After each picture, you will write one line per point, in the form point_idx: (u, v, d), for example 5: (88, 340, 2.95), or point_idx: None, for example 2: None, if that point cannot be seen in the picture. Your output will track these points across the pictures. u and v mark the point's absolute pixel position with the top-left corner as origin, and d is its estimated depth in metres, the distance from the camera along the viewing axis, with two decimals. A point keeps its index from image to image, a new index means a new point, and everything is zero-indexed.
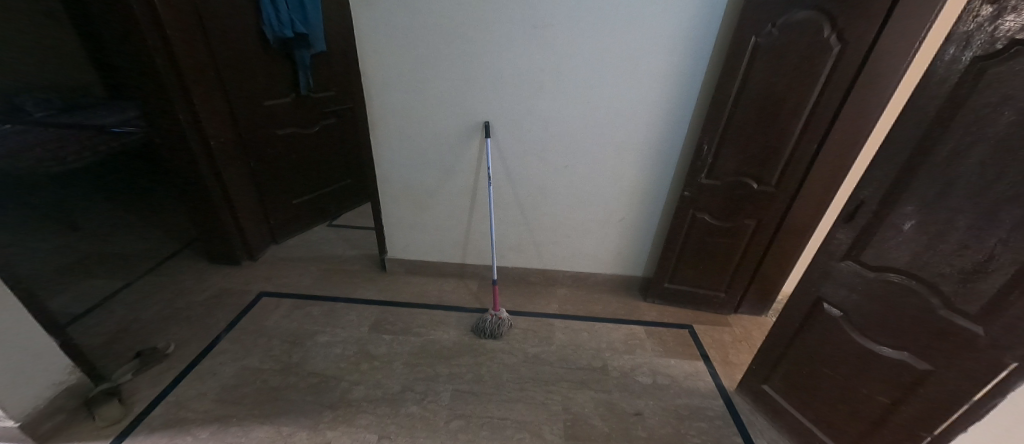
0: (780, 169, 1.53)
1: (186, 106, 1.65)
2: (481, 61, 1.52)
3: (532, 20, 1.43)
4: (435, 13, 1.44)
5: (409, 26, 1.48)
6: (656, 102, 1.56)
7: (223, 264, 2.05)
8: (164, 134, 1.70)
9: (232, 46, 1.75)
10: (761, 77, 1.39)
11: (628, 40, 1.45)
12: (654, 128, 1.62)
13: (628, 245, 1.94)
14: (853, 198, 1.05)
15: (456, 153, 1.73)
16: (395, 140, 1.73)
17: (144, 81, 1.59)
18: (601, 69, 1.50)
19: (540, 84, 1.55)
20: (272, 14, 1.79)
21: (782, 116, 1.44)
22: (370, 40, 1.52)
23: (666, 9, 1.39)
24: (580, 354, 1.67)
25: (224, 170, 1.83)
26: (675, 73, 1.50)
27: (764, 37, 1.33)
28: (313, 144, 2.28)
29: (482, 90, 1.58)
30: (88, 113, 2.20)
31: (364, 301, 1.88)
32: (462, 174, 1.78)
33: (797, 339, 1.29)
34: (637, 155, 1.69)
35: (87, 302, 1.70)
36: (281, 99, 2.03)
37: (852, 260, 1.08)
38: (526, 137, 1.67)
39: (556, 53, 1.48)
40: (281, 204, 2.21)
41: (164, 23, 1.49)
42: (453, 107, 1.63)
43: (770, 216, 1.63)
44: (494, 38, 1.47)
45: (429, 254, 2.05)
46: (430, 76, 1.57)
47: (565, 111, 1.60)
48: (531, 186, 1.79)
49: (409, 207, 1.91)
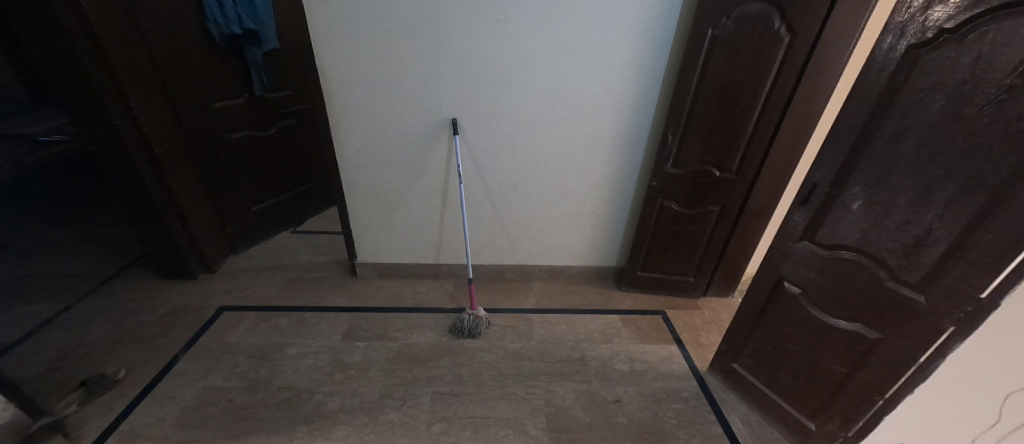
0: (740, 156, 1.60)
1: (123, 110, 1.51)
2: (444, 55, 1.48)
3: (494, 13, 1.41)
4: (394, 6, 1.39)
5: (367, 20, 1.41)
6: (621, 94, 1.58)
7: (177, 279, 1.91)
8: (99, 142, 1.55)
9: (171, 43, 1.61)
10: (719, 67, 1.44)
11: (591, 33, 1.45)
12: (620, 119, 1.64)
13: (601, 236, 1.97)
14: (808, 182, 1.11)
15: (424, 151, 1.69)
16: (359, 140, 1.66)
17: (71, 83, 1.43)
18: (566, 62, 1.50)
19: (506, 78, 1.53)
20: (215, 9, 1.68)
21: (739, 105, 1.49)
22: (325, 35, 1.44)
23: (626, 2, 1.40)
24: (559, 347, 1.68)
25: (171, 179, 1.70)
26: (638, 65, 1.53)
27: (720, 29, 1.37)
28: (271, 147, 2.15)
29: (448, 86, 1.54)
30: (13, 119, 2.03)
31: (335, 308, 1.81)
32: (431, 173, 1.74)
33: (762, 317, 1.35)
34: (605, 148, 1.71)
35: (19, 329, 1.54)
36: (233, 100, 1.90)
37: (808, 240, 1.14)
38: (495, 132, 1.65)
39: (520, 46, 1.47)
40: (238, 211, 2.08)
41: (89, 17, 1.34)
42: (419, 103, 1.58)
43: (732, 201, 1.70)
44: (457, 31, 1.44)
45: (402, 256, 1.99)
46: (392, 73, 1.51)
47: (533, 105, 1.59)
48: (503, 182, 1.78)
49: (378, 208, 1.84)
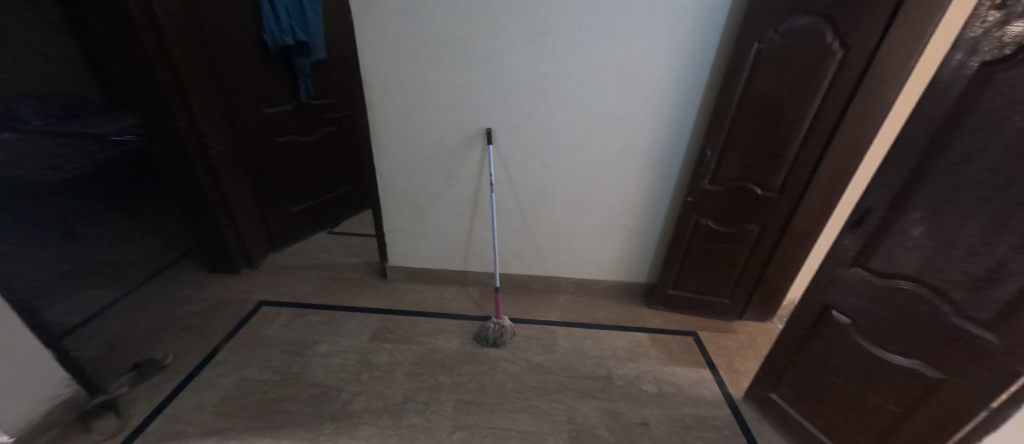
0: (784, 174, 1.53)
1: (186, 113, 1.63)
2: (482, 67, 1.52)
3: (533, 26, 1.43)
4: (437, 19, 1.44)
5: (411, 32, 1.47)
6: (658, 107, 1.56)
7: (222, 272, 2.03)
8: (163, 143, 1.68)
9: (231, 54, 1.74)
10: (763, 81, 1.39)
11: (629, 46, 1.44)
12: (657, 132, 1.61)
13: (632, 250, 1.93)
14: (861, 204, 1.04)
15: (458, 159, 1.72)
16: (396, 147, 1.72)
17: (143, 89, 1.56)
18: (603, 74, 1.50)
19: (542, 90, 1.54)
20: (271, 19, 1.80)
21: (785, 121, 1.43)
22: (370, 46, 1.51)
23: (667, 15, 1.39)
24: (584, 362, 1.64)
25: (223, 178, 1.81)
26: (678, 78, 1.50)
27: (766, 43, 1.33)
28: (313, 151, 2.26)
29: (484, 97, 1.57)
30: (89, 119, 2.20)
31: (365, 309, 1.86)
32: (463, 180, 1.77)
33: (805, 346, 1.27)
34: (639, 161, 1.68)
35: (84, 312, 1.68)
36: (282, 107, 2.02)
37: (859, 267, 1.07)
38: (528, 143, 1.66)
39: (557, 58, 1.48)
40: (280, 211, 2.19)
41: (163, 29, 1.47)
42: (455, 113, 1.62)
43: (774, 221, 1.63)
44: (496, 43, 1.47)
45: (430, 261, 2.02)
46: (431, 82, 1.56)
47: (567, 116, 1.59)
48: (533, 192, 1.78)
49: (410, 214, 1.89)
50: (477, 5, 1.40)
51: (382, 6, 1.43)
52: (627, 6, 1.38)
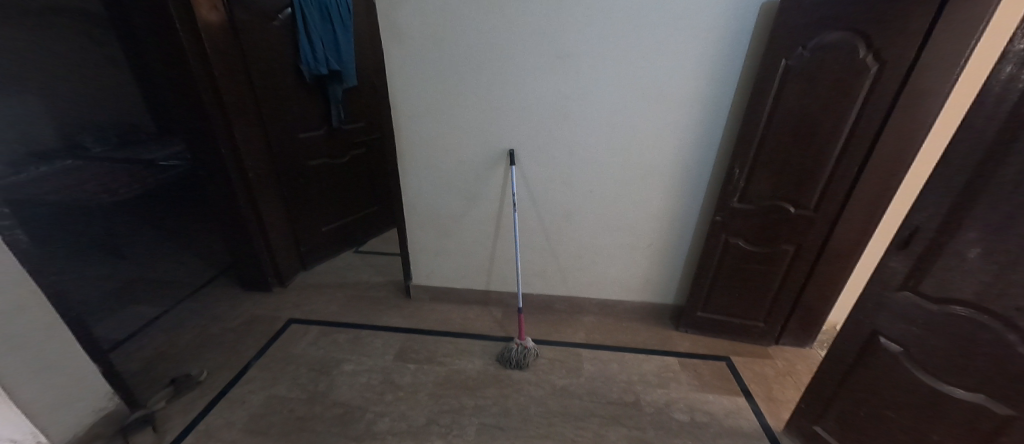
0: (819, 191, 1.47)
1: (228, 140, 1.73)
2: (506, 90, 1.56)
3: (556, 50, 1.47)
4: (463, 47, 1.50)
5: (438, 59, 1.53)
6: (684, 126, 1.55)
7: (255, 290, 2.10)
8: (207, 168, 1.79)
9: (271, 83, 1.86)
10: (792, 98, 1.36)
11: (652, 67, 1.45)
12: (682, 151, 1.59)
13: (658, 271, 1.88)
14: (907, 224, 0.99)
15: (482, 180, 1.75)
16: (422, 169, 1.76)
17: (191, 118, 1.68)
18: (626, 95, 1.51)
19: (565, 111, 1.56)
20: (308, 51, 1.92)
21: (817, 138, 1.39)
22: (399, 74, 1.58)
23: (689, 36, 1.39)
24: (610, 387, 1.59)
25: (259, 200, 1.90)
26: (702, 96, 1.49)
27: (795, 60, 1.31)
28: (343, 173, 2.36)
29: (508, 119, 1.61)
30: (141, 146, 2.44)
31: (389, 328, 1.87)
32: (486, 201, 1.79)
33: (852, 375, 1.18)
34: (664, 180, 1.66)
35: (129, 327, 1.77)
36: (315, 132, 2.13)
37: (909, 291, 1.00)
38: (551, 163, 1.68)
39: (580, 80, 1.50)
40: (311, 231, 2.27)
41: (212, 63, 1.60)
42: (479, 135, 1.65)
43: (810, 240, 1.56)
44: (519, 68, 1.51)
45: (454, 281, 2.03)
46: (457, 106, 1.61)
47: (590, 136, 1.60)
48: (557, 211, 1.78)
49: (435, 233, 1.91)
50: (501, 32, 1.46)
51: (411, 37, 1.51)
52: (649, 28, 1.40)
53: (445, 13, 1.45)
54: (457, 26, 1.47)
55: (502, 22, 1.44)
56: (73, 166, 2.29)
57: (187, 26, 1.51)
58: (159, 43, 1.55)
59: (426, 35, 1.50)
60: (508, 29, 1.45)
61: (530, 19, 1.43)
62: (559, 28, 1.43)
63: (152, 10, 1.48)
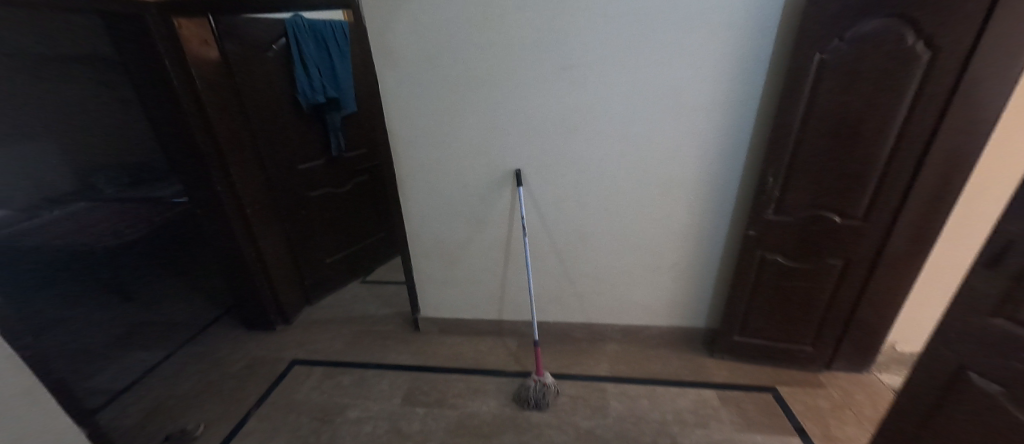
0: (868, 198, 1.29)
1: (223, 177, 1.67)
2: (507, 108, 1.45)
3: (559, 62, 1.36)
4: (459, 65, 1.41)
5: (433, 80, 1.44)
6: (705, 134, 1.40)
7: (259, 329, 2.02)
8: (203, 207, 1.72)
9: (266, 115, 1.81)
10: (830, 95, 1.20)
11: (665, 72, 1.32)
12: (704, 160, 1.44)
13: (686, 292, 1.70)
14: (998, 236, 0.81)
15: (487, 204, 1.63)
16: (424, 195, 1.66)
17: (184, 156, 1.62)
18: (638, 105, 1.38)
19: (572, 125, 1.44)
20: (305, 81, 1.88)
21: (863, 138, 1.22)
22: (394, 98, 1.50)
23: (705, 36, 1.26)
24: (642, 429, 1.41)
25: (259, 235, 1.83)
26: (724, 100, 1.34)
27: (831, 53, 1.16)
28: (345, 202, 2.28)
29: (511, 138, 1.49)
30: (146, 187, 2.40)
31: (397, 367, 1.75)
32: (494, 225, 1.67)
33: (936, 418, 0.98)
34: (686, 193, 1.51)
35: (128, 377, 1.70)
36: (315, 161, 2.07)
37: (1005, 318, 0.81)
38: (560, 182, 1.55)
39: (586, 92, 1.38)
40: (315, 264, 2.18)
41: (203, 100, 1.54)
42: (481, 156, 1.54)
43: (860, 253, 1.37)
44: (520, 84, 1.40)
45: (464, 311, 1.90)
46: (456, 128, 1.51)
47: (601, 151, 1.47)
48: (570, 233, 1.64)
49: (441, 263, 1.79)
50: (499, 47, 1.36)
51: (404, 59, 1.42)
52: (659, 31, 1.27)
53: (438, 31, 1.36)
54: (452, 44, 1.38)
55: (499, 37, 1.35)
56: (82, 207, 2.23)
57: (177, 64, 1.46)
58: (148, 82, 1.50)
59: (419, 56, 1.41)
60: (506, 44, 1.35)
61: (529, 31, 1.32)
62: (561, 38, 1.32)
63: (139, 50, 1.43)
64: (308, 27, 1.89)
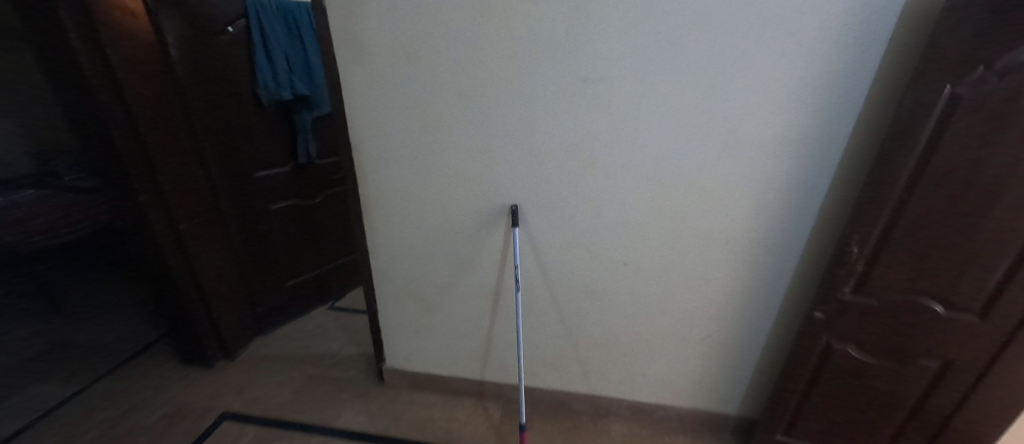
0: (995, 289, 0.92)
1: (151, 185, 1.34)
2: (505, 127, 1.11)
3: (576, 73, 1.02)
4: (445, 66, 1.07)
5: (412, 83, 1.11)
6: (767, 180, 1.05)
7: (196, 365, 1.69)
8: (127, 218, 1.40)
9: (215, 112, 1.49)
10: (960, 145, 0.83)
11: (718, 97, 0.98)
12: (759, 214, 1.09)
13: (717, 372, 1.34)
14: None
15: (474, 244, 1.29)
16: (396, 227, 1.32)
17: (101, 157, 1.30)
18: (679, 137, 1.04)
19: (588, 156, 1.10)
20: (268, 74, 1.56)
21: (1005, 210, 0.84)
22: (363, 102, 1.16)
23: (781, 51, 0.92)
24: None
25: (197, 257, 1.50)
26: (799, 139, 0.99)
27: (971, 85, 0.79)
28: (315, 217, 1.97)
29: (509, 165, 1.15)
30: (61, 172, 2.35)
31: (349, 434, 1.40)
32: (481, 270, 1.33)
33: None
34: (731, 253, 1.16)
35: (19, 421, 1.38)
36: (278, 169, 1.75)
37: None
38: (569, 225, 1.20)
39: (610, 115, 1.04)
40: (272, 287, 1.86)
41: (124, 88, 1.22)
42: (470, 185, 1.20)
43: (970, 357, 1.01)
44: (524, 98, 1.07)
45: (439, 366, 1.55)
46: (439, 147, 1.17)
47: (625, 190, 1.12)
48: (576, 287, 1.30)
49: (414, 308, 1.45)
50: (499, 47, 1.02)
51: (375, 53, 1.09)
52: (717, 40, 0.93)
53: (419, 21, 1.03)
54: (437, 38, 1.04)
55: (499, 34, 1.01)
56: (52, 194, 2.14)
57: (88, 40, 1.14)
58: (54, 61, 1.18)
59: (395, 50, 1.07)
60: (509, 44, 1.02)
61: (540, 29, 0.99)
62: (582, 41, 0.98)
63: (40, 19, 1.11)
64: (276, 8, 1.57)
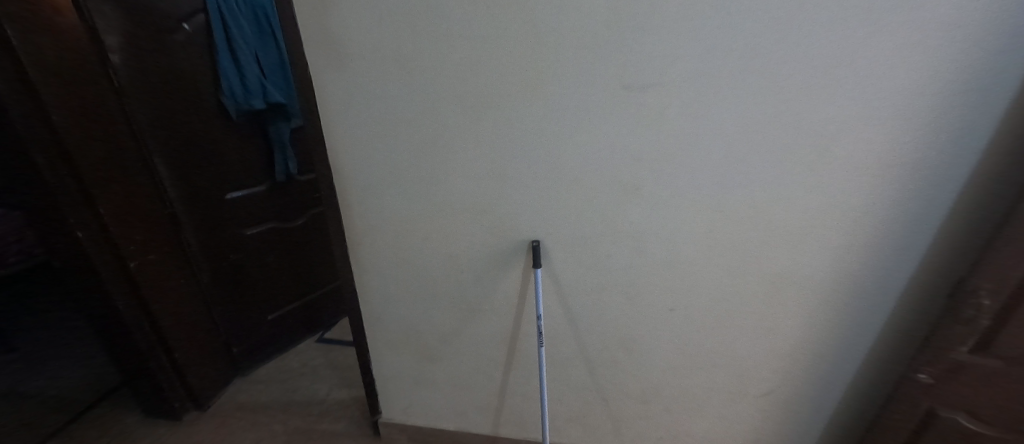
0: None
1: (90, 218, 1.11)
2: (525, 147, 0.88)
3: (619, 79, 0.79)
4: (445, 73, 0.84)
5: (404, 94, 0.87)
6: (859, 211, 0.82)
7: (160, 418, 1.46)
8: (63, 257, 1.16)
9: (170, 127, 1.26)
10: None
11: (802, 107, 0.76)
12: (845, 252, 0.87)
13: (776, 432, 1.12)
14: None
15: (484, 285, 1.06)
16: (389, 265, 1.09)
17: (23, 187, 1.06)
18: (747, 158, 0.81)
19: (629, 181, 0.87)
20: (234, 79, 1.33)
21: None
22: (345, 116, 0.92)
23: (894, 47, 0.69)
24: None
25: (153, 299, 1.27)
26: (910, 161, 0.76)
27: None
28: (299, 242, 1.74)
29: (528, 193, 0.92)
30: None
31: None
32: (493, 315, 1.10)
33: None
34: (804, 297, 0.94)
35: None
36: (253, 189, 1.52)
37: None
38: (602, 263, 0.98)
39: (661, 131, 0.82)
40: (249, 324, 1.63)
41: (46, 103, 0.98)
42: (479, 217, 0.97)
43: None
44: (548, 112, 0.84)
45: (444, 420, 1.33)
46: (440, 172, 0.94)
47: (674, 223, 0.90)
48: (609, 335, 1.07)
49: (414, 356, 1.22)
50: (518, 46, 0.79)
51: (357, 55, 0.85)
52: (810, 30, 0.70)
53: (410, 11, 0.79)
54: (436, 36, 0.81)
55: (517, 31, 0.78)
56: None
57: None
58: None
59: (381, 51, 0.84)
60: (530, 44, 0.79)
61: (571, 24, 0.76)
62: (627, 38, 0.76)
63: None
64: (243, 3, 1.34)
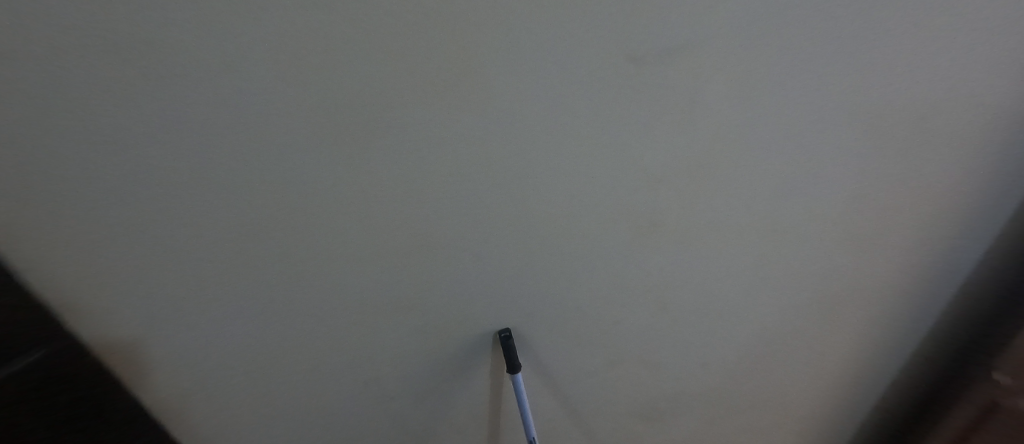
0: None
1: None
2: (469, 221, 0.49)
3: (620, 89, 0.43)
4: (273, 118, 0.38)
5: (191, 171, 0.40)
6: (935, 204, 0.60)
7: None
8: None
9: None
10: None
11: (891, 93, 0.49)
12: (908, 268, 0.67)
13: None
14: None
15: (435, 404, 0.67)
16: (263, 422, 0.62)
17: None
18: (805, 157, 0.53)
19: (637, 223, 0.54)
20: None
21: None
22: (53, 234, 0.41)
23: None
24: None
25: None
26: (1002, 136, 0.54)
27: None
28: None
29: (478, 271, 0.54)
30: None
31: None
32: (458, 435, 0.73)
33: None
34: (854, 324, 0.74)
35: None
36: None
37: None
38: (606, 337, 0.65)
39: (689, 160, 0.50)
40: None
41: None
42: (403, 320, 0.57)
43: None
44: (490, 132, 0.43)
45: None
46: (312, 274, 0.50)
47: (702, 265, 0.60)
48: (623, 415, 0.77)
49: None
50: (424, 49, 0.37)
51: (9, 100, 0.33)
52: None
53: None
54: (217, 42, 0.34)
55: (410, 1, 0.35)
56: None
57: None
58: None
59: (82, 87, 0.34)
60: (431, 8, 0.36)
61: None
62: None
63: None
64: None
